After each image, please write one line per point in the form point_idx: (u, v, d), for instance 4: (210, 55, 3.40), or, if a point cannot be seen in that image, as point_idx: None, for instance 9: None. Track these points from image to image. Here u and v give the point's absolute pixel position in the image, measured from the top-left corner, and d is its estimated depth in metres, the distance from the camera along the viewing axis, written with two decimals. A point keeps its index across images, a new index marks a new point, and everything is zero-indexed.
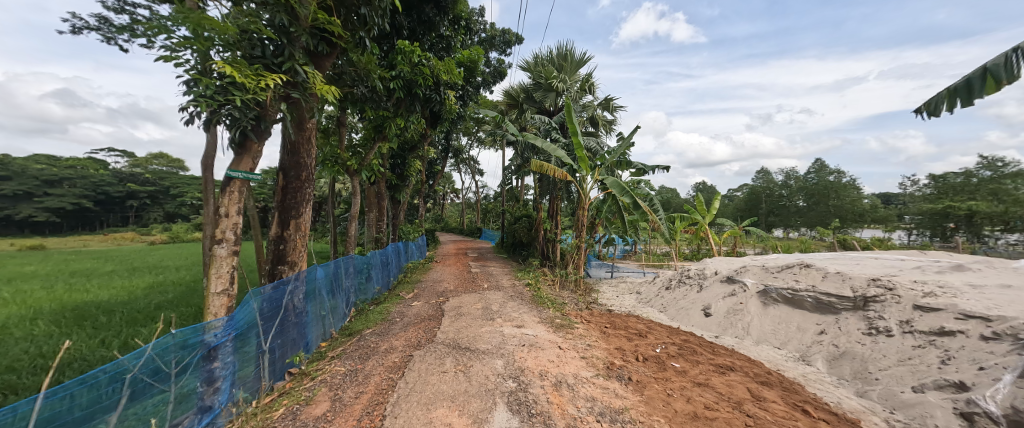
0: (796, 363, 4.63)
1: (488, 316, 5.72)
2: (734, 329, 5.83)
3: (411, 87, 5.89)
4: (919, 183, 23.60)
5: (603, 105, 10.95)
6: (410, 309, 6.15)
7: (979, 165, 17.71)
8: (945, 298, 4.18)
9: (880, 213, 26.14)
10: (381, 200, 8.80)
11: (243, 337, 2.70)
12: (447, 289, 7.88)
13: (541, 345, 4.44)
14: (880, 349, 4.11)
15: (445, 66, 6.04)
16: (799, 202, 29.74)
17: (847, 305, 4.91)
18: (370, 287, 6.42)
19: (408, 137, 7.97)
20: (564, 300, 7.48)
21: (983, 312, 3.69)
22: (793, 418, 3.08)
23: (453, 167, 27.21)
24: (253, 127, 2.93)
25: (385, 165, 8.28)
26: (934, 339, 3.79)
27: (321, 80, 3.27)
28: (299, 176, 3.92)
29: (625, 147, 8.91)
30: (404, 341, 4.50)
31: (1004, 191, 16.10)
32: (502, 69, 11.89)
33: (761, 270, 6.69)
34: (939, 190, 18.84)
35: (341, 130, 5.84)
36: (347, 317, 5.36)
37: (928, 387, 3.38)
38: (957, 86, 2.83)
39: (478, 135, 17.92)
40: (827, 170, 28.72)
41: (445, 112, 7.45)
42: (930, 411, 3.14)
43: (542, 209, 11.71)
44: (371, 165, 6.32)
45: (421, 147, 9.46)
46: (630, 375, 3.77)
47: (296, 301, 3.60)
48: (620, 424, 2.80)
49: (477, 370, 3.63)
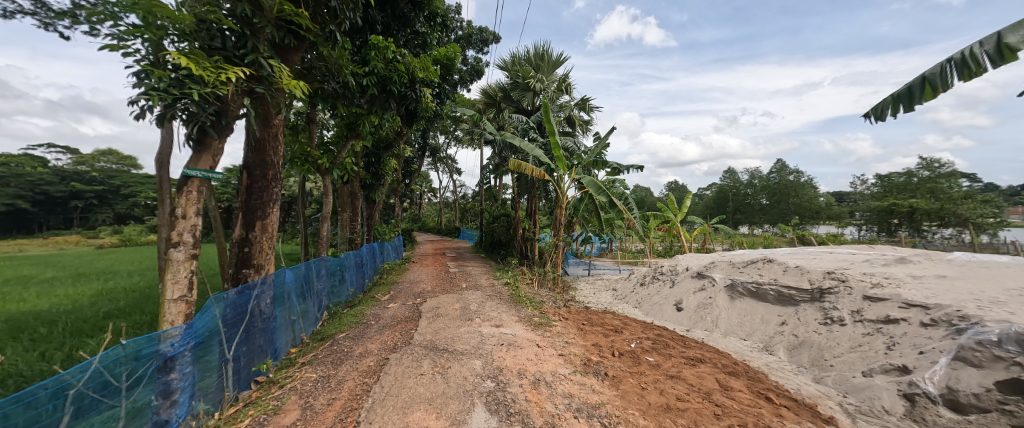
0: (759, 353, 4.88)
1: (467, 316, 5.69)
2: (704, 323, 6.07)
3: (385, 84, 5.74)
4: (867, 182, 25.49)
5: (580, 105, 11.11)
6: (386, 311, 6.01)
7: (919, 166, 19.30)
8: (890, 288, 4.52)
9: (834, 210, 28.03)
10: (355, 200, 8.55)
11: (203, 345, 2.55)
12: (424, 290, 7.75)
13: (520, 344, 4.45)
14: (835, 337, 4.41)
15: (421, 63, 5.92)
16: (763, 200, 31.39)
17: (805, 297, 5.23)
18: (343, 290, 6.22)
19: (384, 135, 7.78)
20: (543, 299, 7.55)
21: (923, 301, 4.02)
22: (757, 406, 3.25)
23: (430, 166, 26.84)
24: (213, 123, 2.76)
25: (359, 163, 8.03)
26: (881, 327, 4.10)
27: (288, 74, 3.14)
28: (265, 175, 3.73)
29: (602, 147, 9.08)
30: (380, 344, 4.39)
31: (940, 190, 17.61)
32: (479, 67, 11.83)
33: (729, 266, 7.00)
34: (885, 189, 20.37)
35: (312, 127, 5.59)
36: (319, 321, 5.16)
37: (876, 371, 3.66)
38: (900, 93, 3.04)
39: (456, 134, 17.75)
40: (788, 170, 30.45)
41: (421, 109, 7.34)
42: (878, 394, 3.40)
43: (520, 208, 11.76)
44: (344, 163, 6.10)
45: (396, 146, 9.25)
46: (606, 370, 3.85)
47: (263, 307, 3.44)
48: (597, 419, 2.85)
49: (456, 371, 3.60)
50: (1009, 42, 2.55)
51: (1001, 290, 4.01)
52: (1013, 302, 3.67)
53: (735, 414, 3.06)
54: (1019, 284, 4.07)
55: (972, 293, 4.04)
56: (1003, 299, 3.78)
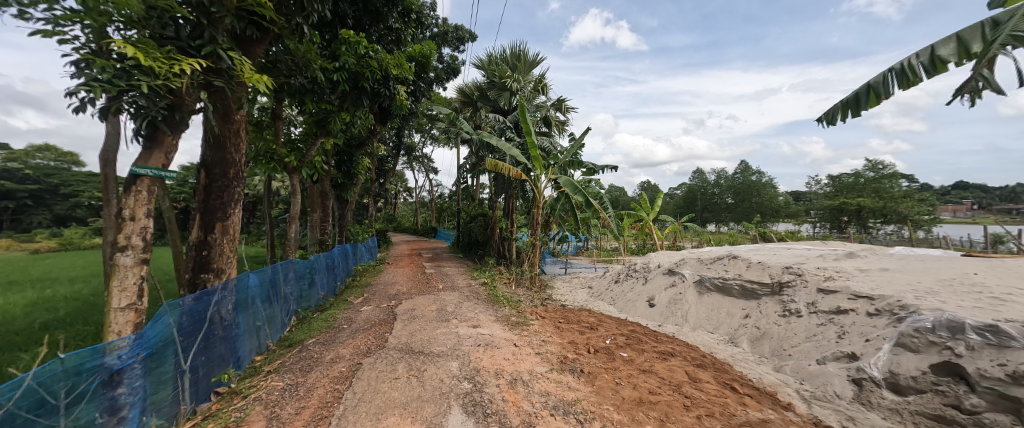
0: (725, 345, 5.13)
1: (443, 317, 5.62)
2: (675, 317, 6.30)
3: (357, 80, 5.56)
4: (821, 182, 27.31)
5: (556, 105, 11.22)
6: (359, 314, 5.84)
7: (865, 166, 20.91)
8: (841, 280, 4.87)
9: (792, 209, 29.86)
10: (326, 200, 8.24)
11: (157, 356, 2.37)
12: (400, 292, 7.58)
13: (497, 344, 4.44)
14: (792, 328, 4.69)
15: (394, 60, 5.76)
16: (728, 199, 32.96)
17: (766, 291, 5.54)
18: (313, 294, 5.97)
19: (356, 132, 7.54)
20: (520, 298, 7.58)
21: (869, 292, 4.35)
22: (723, 396, 3.40)
23: (405, 165, 26.29)
24: (165, 118, 2.58)
25: (330, 161, 7.75)
26: (833, 317, 4.40)
27: (249, 67, 2.97)
28: (226, 174, 3.52)
29: (577, 148, 9.21)
30: (353, 349, 4.26)
31: (884, 189, 19.13)
32: (455, 66, 11.72)
33: (697, 263, 7.30)
34: (836, 188, 21.88)
35: (278, 124, 5.30)
36: (287, 326, 4.94)
37: (828, 359, 3.92)
38: (848, 100, 3.25)
39: (432, 132, 17.49)
40: (751, 170, 32.14)
41: (395, 107, 7.17)
42: (830, 380, 3.66)
43: (498, 207, 11.76)
44: (313, 162, 5.85)
45: (370, 144, 8.98)
46: (582, 367, 3.91)
47: (224, 313, 3.25)
48: (573, 416, 2.89)
49: (432, 374, 3.54)
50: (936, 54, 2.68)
51: (935, 281, 4.40)
52: (945, 292, 4.04)
53: (703, 405, 3.19)
54: (950, 274, 4.49)
55: (910, 284, 4.42)
56: (936, 289, 4.15)
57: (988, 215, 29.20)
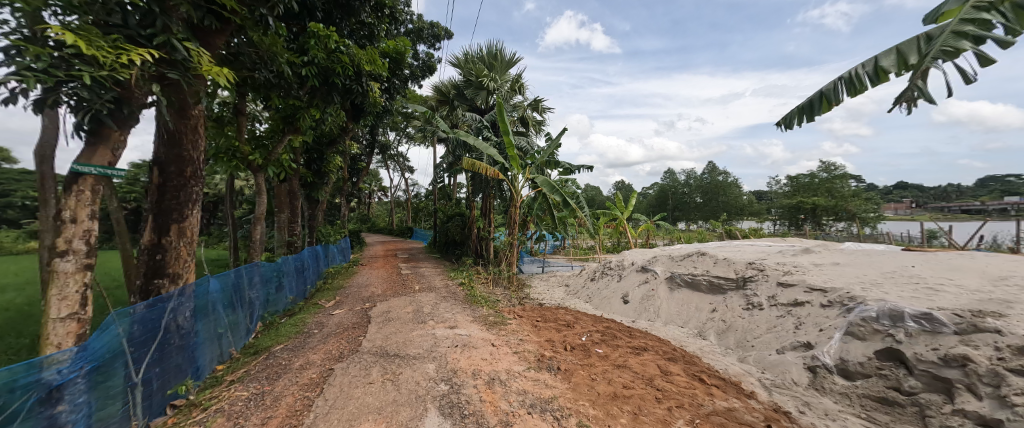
0: (694, 339, 5.34)
1: (420, 319, 5.53)
2: (648, 313, 6.49)
3: (326, 76, 5.36)
4: (781, 182, 29.02)
5: (533, 105, 11.29)
6: (331, 318, 5.65)
7: (819, 168, 22.38)
8: (798, 274, 5.19)
9: (755, 207, 31.51)
10: (295, 200, 7.89)
11: (103, 369, 2.20)
12: (374, 294, 7.38)
13: (475, 345, 4.42)
14: (755, 321, 4.96)
15: (367, 55, 5.59)
16: (697, 198, 34.34)
17: (732, 285, 5.82)
18: (281, 298, 5.71)
19: (327, 130, 7.28)
20: (498, 297, 7.57)
21: (822, 285, 4.66)
22: (692, 387, 3.55)
23: (380, 164, 25.65)
24: (111, 112, 2.39)
25: (299, 159, 7.42)
26: (791, 309, 4.68)
27: (208, 60, 2.80)
28: (182, 172, 3.29)
29: (554, 148, 9.30)
30: (324, 354, 4.11)
31: (835, 189, 20.59)
32: (431, 63, 11.56)
33: (669, 260, 7.57)
34: (793, 188, 23.32)
35: (241, 119, 5.01)
36: (252, 333, 4.70)
37: (787, 348, 4.17)
38: (803, 106, 3.41)
39: (407, 131, 17.15)
40: (718, 171, 33.66)
41: (369, 104, 6.98)
42: (788, 368, 3.90)
43: (475, 207, 11.70)
44: (280, 160, 5.59)
45: (342, 142, 8.69)
46: (559, 364, 3.96)
47: (181, 320, 3.05)
48: (550, 413, 2.92)
49: (408, 377, 3.47)
50: (880, 67, 2.80)
51: (879, 274, 4.79)
52: (887, 283, 4.40)
53: (673, 396, 3.31)
54: (892, 267, 4.89)
55: (858, 277, 4.78)
56: (880, 281, 4.51)
57: (924, 212, 32.07)
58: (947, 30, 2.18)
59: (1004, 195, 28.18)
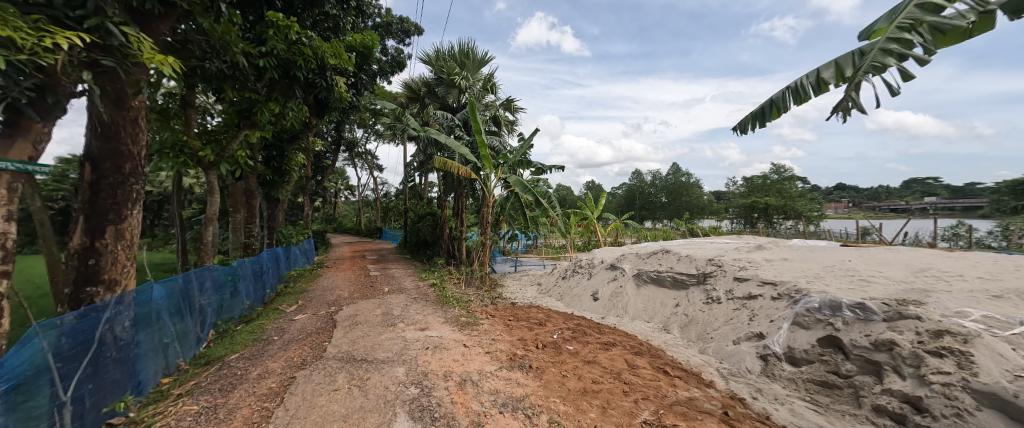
0: (659, 333, 5.58)
1: (389, 322, 5.39)
2: (617, 310, 6.70)
3: (287, 68, 5.08)
4: (738, 183, 30.92)
5: (504, 105, 11.29)
6: (293, 324, 5.38)
7: (771, 170, 24.04)
8: (752, 269, 5.55)
9: (715, 207, 33.29)
10: (252, 199, 7.42)
11: (22, 389, 1.96)
12: (340, 297, 7.10)
13: (446, 346, 4.36)
14: (714, 314, 5.24)
15: (332, 49, 5.35)
16: (662, 198, 35.75)
17: (693, 281, 6.12)
18: (237, 303, 5.35)
19: (288, 125, 6.91)
20: (470, 298, 7.51)
21: (773, 279, 5.01)
22: (657, 379, 3.70)
23: (347, 162, 24.68)
24: (31, 100, 2.14)
25: (257, 155, 6.99)
26: (745, 302, 5.00)
27: (150, 47, 2.58)
28: (120, 169, 3.00)
29: (526, 148, 9.34)
30: (284, 362, 3.90)
31: (785, 189, 22.25)
32: (400, 59, 11.29)
33: (635, 258, 7.84)
34: (748, 188, 24.92)
35: (189, 112, 4.63)
36: (203, 342, 4.36)
37: (742, 339, 4.45)
38: (755, 112, 3.48)
39: (375, 128, 16.62)
40: (681, 172, 35.28)
41: (334, 99, 6.70)
42: (743, 357, 4.16)
43: (447, 207, 11.55)
44: (235, 156, 5.24)
45: (304, 138, 8.28)
46: (531, 362, 4.00)
47: (120, 331, 2.78)
48: (521, 411, 2.93)
49: (376, 382, 3.36)
50: (824, 77, 2.92)
51: (822, 268, 5.21)
52: (828, 276, 4.81)
53: (640, 389, 3.44)
54: (832, 262, 5.34)
55: (804, 271, 5.17)
56: (822, 274, 4.92)
57: (859, 211, 35.30)
58: (875, 49, 2.26)
59: (923, 196, 31.65)
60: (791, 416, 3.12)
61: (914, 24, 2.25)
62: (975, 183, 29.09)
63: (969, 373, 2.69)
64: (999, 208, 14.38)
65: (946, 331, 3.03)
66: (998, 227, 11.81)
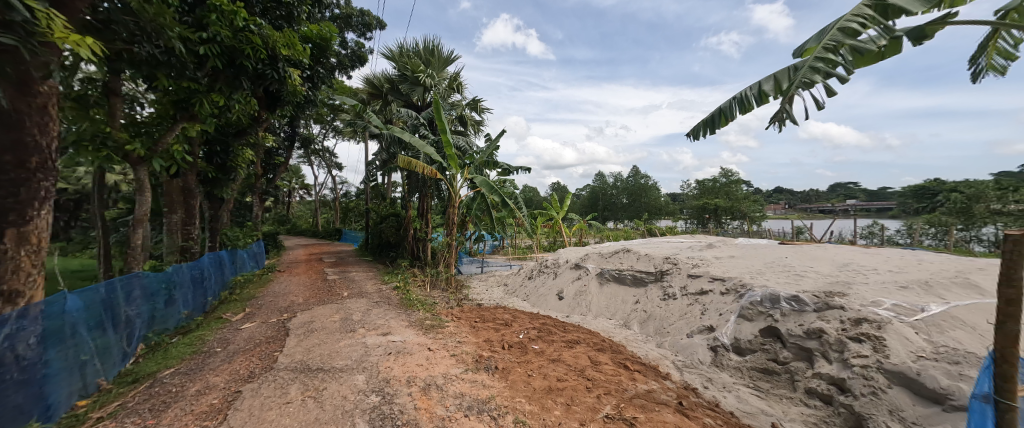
0: (620, 329, 5.79)
1: (349, 327, 5.14)
2: (581, 308, 6.87)
3: (232, 57, 4.71)
4: (691, 185, 32.86)
5: (471, 105, 11.19)
6: (240, 333, 4.98)
7: (721, 173, 25.78)
8: (704, 266, 5.93)
9: (671, 207, 35.18)
10: (192, 198, 6.77)
11: None
12: (294, 303, 6.67)
13: (410, 350, 4.23)
14: (670, 310, 5.53)
15: (284, 38, 5.03)
16: (623, 199, 37.20)
17: (652, 278, 6.42)
18: (173, 313, 4.85)
19: (235, 119, 6.40)
20: (435, 300, 7.36)
21: (722, 275, 5.38)
22: (618, 374, 3.84)
23: (302, 159, 23.27)
24: None
25: (197, 151, 6.38)
26: (698, 297, 5.32)
27: (61, 24, 2.27)
28: (24, 163, 2.61)
29: (493, 148, 9.30)
30: (229, 375, 3.59)
31: (733, 192, 23.97)
32: (361, 53, 10.84)
33: (599, 257, 8.08)
34: (701, 190, 26.57)
35: (113, 100, 4.14)
36: (131, 358, 3.90)
37: (695, 333, 4.72)
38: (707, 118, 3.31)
39: (334, 124, 15.81)
40: (641, 174, 36.87)
41: (287, 92, 6.29)
42: (695, 349, 4.43)
43: (411, 207, 11.25)
44: (171, 151, 4.75)
45: (253, 132, 7.69)
46: (497, 363, 3.99)
47: (23, 350, 2.42)
48: (486, 413, 2.92)
49: (333, 392, 3.19)
50: (765, 89, 2.73)
51: (763, 264, 5.67)
52: (768, 272, 5.24)
53: (602, 385, 3.54)
54: (773, 258, 5.83)
55: (749, 267, 5.60)
56: (764, 270, 5.36)
57: (794, 212, 38.95)
58: (805, 67, 2.25)
59: (846, 199, 35.49)
60: (737, 402, 3.36)
61: (836, 46, 2.26)
62: (887, 189, 33.07)
63: (882, 356, 3.05)
64: (905, 209, 16.50)
65: (864, 319, 3.41)
66: (904, 226, 13.54)
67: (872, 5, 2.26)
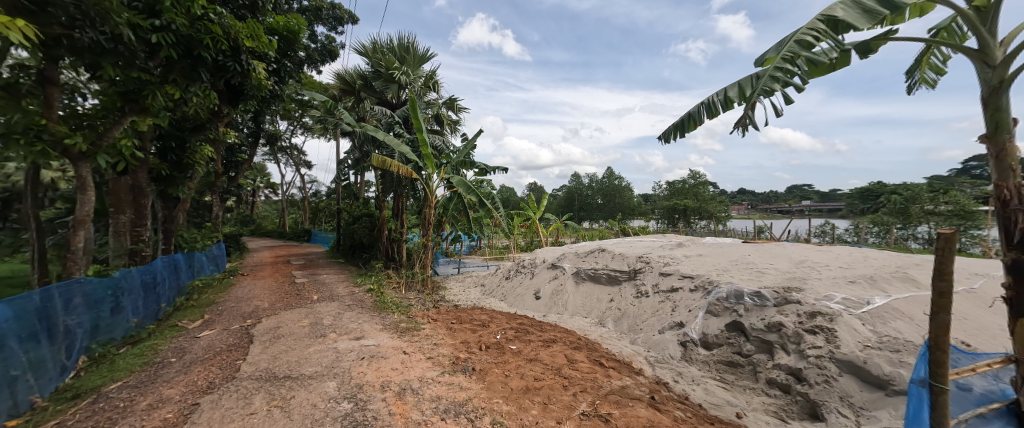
0: (596, 327, 5.91)
1: (319, 332, 4.95)
2: (557, 307, 6.94)
3: (189, 46, 4.41)
4: (662, 186, 34.09)
5: (447, 104, 11.05)
6: (198, 341, 4.67)
7: (690, 175, 26.84)
8: (674, 265, 6.16)
9: (643, 208, 36.26)
10: (143, 197, 6.27)
11: None
12: (259, 308, 6.34)
13: (384, 355, 4.13)
14: (643, 307, 5.69)
15: (247, 29, 4.79)
16: (598, 200, 37.98)
17: (625, 277, 6.59)
18: (120, 322, 4.46)
19: (192, 113, 5.99)
20: (411, 302, 7.21)
21: (691, 273, 5.61)
22: (593, 372, 3.90)
23: (268, 157, 22.14)
24: None
25: (148, 147, 5.92)
26: (669, 295, 5.51)
27: None
28: None
29: (469, 148, 9.22)
30: (186, 387, 3.36)
31: (700, 193, 25.07)
32: (332, 48, 10.46)
33: (575, 257, 8.20)
34: (671, 191, 27.57)
35: (50, 89, 3.76)
36: (72, 371, 3.56)
37: (666, 329, 4.89)
38: (678, 121, 3.38)
39: (302, 120, 15.15)
40: (615, 175, 37.77)
41: (251, 86, 5.97)
42: (666, 345, 4.60)
43: (385, 207, 10.97)
44: (119, 146, 4.39)
45: (212, 128, 7.22)
46: (474, 365, 3.95)
47: None
48: (463, 416, 2.89)
49: (301, 401, 3.05)
50: (730, 96, 2.84)
51: (729, 262, 5.95)
52: (733, 269, 5.50)
53: (578, 382, 3.60)
54: (738, 256, 6.13)
55: (715, 265, 5.86)
56: (729, 268, 5.62)
57: (756, 212, 41.29)
58: (765, 75, 2.35)
59: (802, 201, 37.99)
60: (705, 394, 3.51)
61: (793, 57, 2.39)
62: (837, 191, 35.70)
63: (834, 346, 3.28)
64: (853, 210, 17.88)
65: (818, 313, 3.65)
66: (851, 225, 14.67)
67: (824, 20, 2.41)
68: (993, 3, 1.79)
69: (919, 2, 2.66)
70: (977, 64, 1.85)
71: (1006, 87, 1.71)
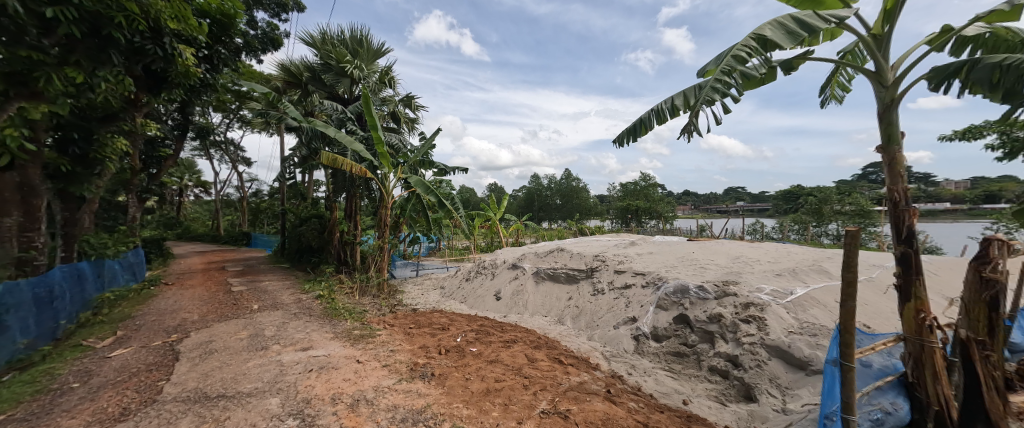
0: (554, 325, 6.04)
1: (261, 344, 4.55)
2: (518, 307, 6.98)
3: (96, 24, 3.84)
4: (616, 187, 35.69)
5: (404, 101, 10.67)
6: (109, 362, 4.08)
7: (642, 177, 28.37)
8: (627, 263, 6.47)
9: (599, 208, 37.74)
10: (36, 197, 5.36)
11: None
12: (187, 321, 5.68)
13: (335, 365, 3.88)
14: (599, 304, 5.92)
15: (171, 9, 4.27)
16: (557, 200, 38.87)
17: (582, 275, 6.81)
18: (4, 344, 3.76)
19: (102, 100, 5.23)
20: (365, 308, 6.86)
21: (642, 270, 5.92)
22: (553, 369, 3.98)
23: (198, 152, 19.94)
24: None
25: (43, 137, 5.07)
26: (622, 291, 5.79)
27: None
28: None
29: (427, 147, 8.98)
30: (92, 416, 2.91)
31: (650, 194, 26.62)
32: (274, 35, 9.67)
33: (534, 257, 8.32)
34: (624, 192, 28.95)
35: None
36: None
37: (620, 324, 5.12)
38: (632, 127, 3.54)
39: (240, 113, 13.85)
40: (572, 177, 38.90)
41: (176, 73, 5.33)
42: (620, 339, 4.81)
43: (336, 208, 10.36)
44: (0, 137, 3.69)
45: (127, 117, 6.34)
46: (433, 370, 3.86)
47: None
48: (422, 423, 2.81)
49: (238, 422, 2.78)
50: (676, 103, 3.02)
51: (676, 258, 6.38)
52: (680, 266, 5.90)
53: (539, 381, 3.65)
54: (684, 253, 6.58)
55: (664, 262, 6.24)
56: (676, 264, 6.03)
57: (699, 212, 44.78)
58: (708, 86, 2.53)
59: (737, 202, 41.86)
60: (656, 384, 3.72)
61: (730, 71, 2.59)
62: (765, 193, 39.73)
63: (764, 333, 3.64)
64: (778, 209, 20.01)
65: (751, 304, 4.03)
66: (777, 224, 16.41)
67: (755, 39, 2.65)
68: (885, 31, 2.10)
69: (830, 28, 3.04)
70: (874, 84, 2.14)
71: (896, 104, 2.01)
